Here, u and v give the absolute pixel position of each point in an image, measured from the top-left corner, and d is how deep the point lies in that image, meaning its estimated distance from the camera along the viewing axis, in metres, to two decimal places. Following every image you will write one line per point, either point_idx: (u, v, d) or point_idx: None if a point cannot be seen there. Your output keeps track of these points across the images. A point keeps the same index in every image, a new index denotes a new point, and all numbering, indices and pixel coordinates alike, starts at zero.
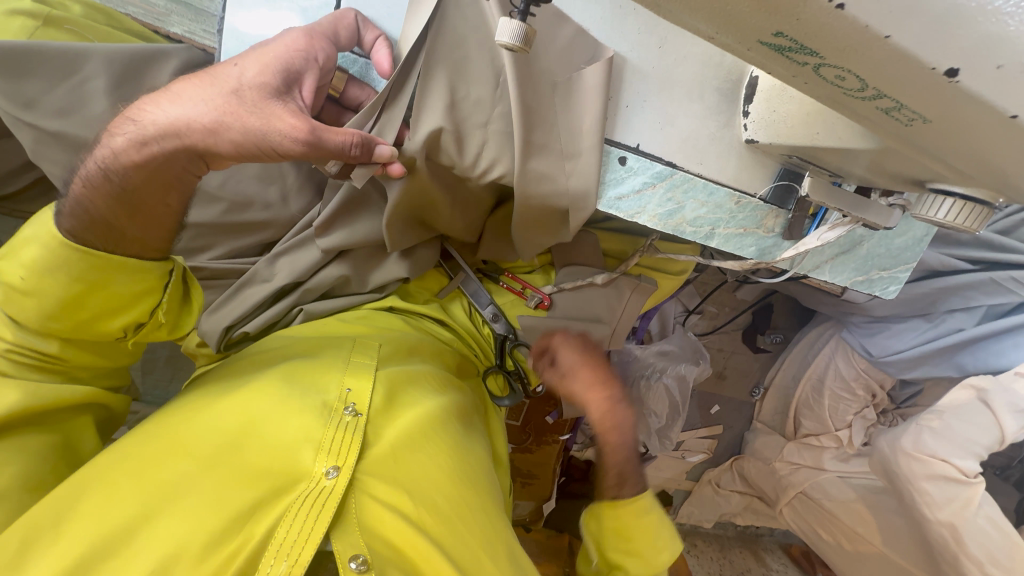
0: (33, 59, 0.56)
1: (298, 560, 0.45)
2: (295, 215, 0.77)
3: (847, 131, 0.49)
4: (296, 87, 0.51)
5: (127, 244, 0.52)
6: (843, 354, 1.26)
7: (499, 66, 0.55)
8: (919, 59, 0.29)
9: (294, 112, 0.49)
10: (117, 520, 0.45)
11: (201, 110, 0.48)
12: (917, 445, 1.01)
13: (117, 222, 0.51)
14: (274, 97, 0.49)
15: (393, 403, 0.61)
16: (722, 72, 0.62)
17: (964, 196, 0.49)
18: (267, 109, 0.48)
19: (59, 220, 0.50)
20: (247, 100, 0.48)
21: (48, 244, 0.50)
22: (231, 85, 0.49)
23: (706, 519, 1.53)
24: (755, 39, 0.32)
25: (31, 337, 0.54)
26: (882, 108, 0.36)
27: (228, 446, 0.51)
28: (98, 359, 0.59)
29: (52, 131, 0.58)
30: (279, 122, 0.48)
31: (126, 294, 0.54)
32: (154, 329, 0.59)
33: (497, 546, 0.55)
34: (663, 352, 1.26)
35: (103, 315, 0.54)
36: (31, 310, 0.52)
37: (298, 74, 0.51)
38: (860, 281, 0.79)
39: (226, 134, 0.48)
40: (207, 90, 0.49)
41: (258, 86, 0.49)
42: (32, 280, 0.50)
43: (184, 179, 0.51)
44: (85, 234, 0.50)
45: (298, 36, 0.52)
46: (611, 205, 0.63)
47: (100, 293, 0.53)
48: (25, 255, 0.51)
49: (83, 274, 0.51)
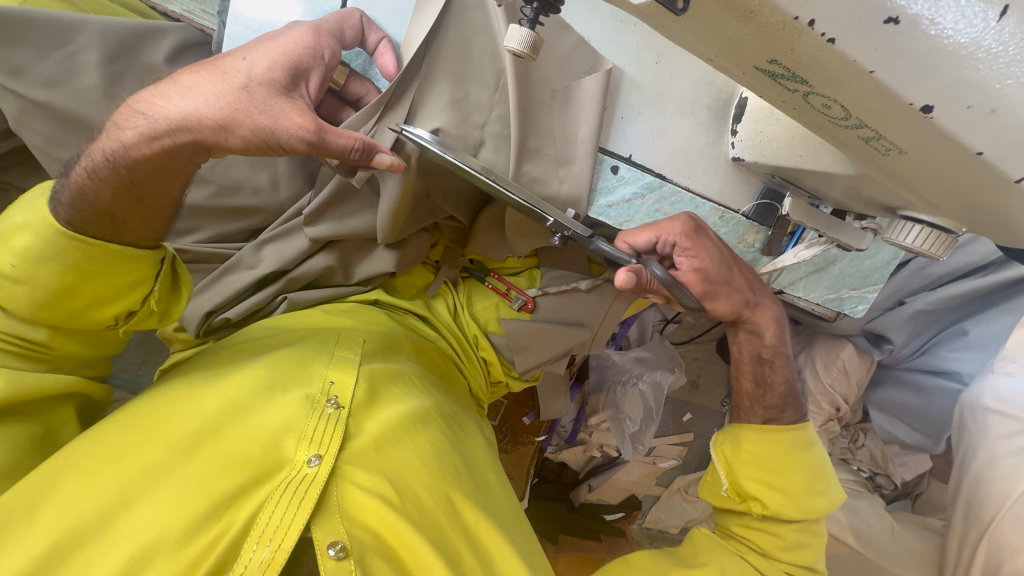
0: (24, 27, 0.55)
1: (283, 544, 0.45)
2: (284, 203, 0.77)
3: (830, 157, 0.52)
4: (302, 83, 0.52)
5: (124, 235, 0.52)
6: (810, 371, 1.24)
7: (500, 70, 0.56)
8: (902, 96, 0.31)
9: (302, 110, 0.49)
10: (99, 506, 0.45)
11: (211, 104, 0.48)
12: (998, 398, 0.92)
13: (120, 214, 0.51)
14: (282, 93, 0.50)
15: (375, 397, 0.61)
16: (713, 91, 0.65)
17: (931, 224, 0.53)
18: (276, 105, 0.49)
19: (56, 208, 0.49)
20: (257, 97, 0.48)
21: (43, 232, 0.49)
22: (240, 79, 0.49)
23: (671, 524, 1.58)
24: (751, 65, 0.34)
25: (19, 324, 0.53)
26: (862, 137, 0.38)
27: (210, 433, 0.51)
28: (85, 349, 0.58)
29: (39, 101, 0.56)
30: (286, 119, 0.48)
31: (120, 284, 0.53)
32: (145, 318, 0.58)
33: (473, 537, 0.56)
34: (640, 358, 1.32)
35: (96, 304, 0.53)
36: (22, 299, 0.51)
37: (304, 71, 0.52)
38: (831, 299, 0.83)
39: (236, 132, 0.49)
40: (216, 84, 0.49)
41: (267, 82, 0.49)
42: (24, 268, 0.50)
43: (186, 169, 0.52)
44: (82, 221, 0.50)
45: (306, 33, 0.52)
46: (600, 212, 0.64)
47: (94, 281, 0.52)
48: (17, 243, 0.50)
49: (79, 264, 0.50)
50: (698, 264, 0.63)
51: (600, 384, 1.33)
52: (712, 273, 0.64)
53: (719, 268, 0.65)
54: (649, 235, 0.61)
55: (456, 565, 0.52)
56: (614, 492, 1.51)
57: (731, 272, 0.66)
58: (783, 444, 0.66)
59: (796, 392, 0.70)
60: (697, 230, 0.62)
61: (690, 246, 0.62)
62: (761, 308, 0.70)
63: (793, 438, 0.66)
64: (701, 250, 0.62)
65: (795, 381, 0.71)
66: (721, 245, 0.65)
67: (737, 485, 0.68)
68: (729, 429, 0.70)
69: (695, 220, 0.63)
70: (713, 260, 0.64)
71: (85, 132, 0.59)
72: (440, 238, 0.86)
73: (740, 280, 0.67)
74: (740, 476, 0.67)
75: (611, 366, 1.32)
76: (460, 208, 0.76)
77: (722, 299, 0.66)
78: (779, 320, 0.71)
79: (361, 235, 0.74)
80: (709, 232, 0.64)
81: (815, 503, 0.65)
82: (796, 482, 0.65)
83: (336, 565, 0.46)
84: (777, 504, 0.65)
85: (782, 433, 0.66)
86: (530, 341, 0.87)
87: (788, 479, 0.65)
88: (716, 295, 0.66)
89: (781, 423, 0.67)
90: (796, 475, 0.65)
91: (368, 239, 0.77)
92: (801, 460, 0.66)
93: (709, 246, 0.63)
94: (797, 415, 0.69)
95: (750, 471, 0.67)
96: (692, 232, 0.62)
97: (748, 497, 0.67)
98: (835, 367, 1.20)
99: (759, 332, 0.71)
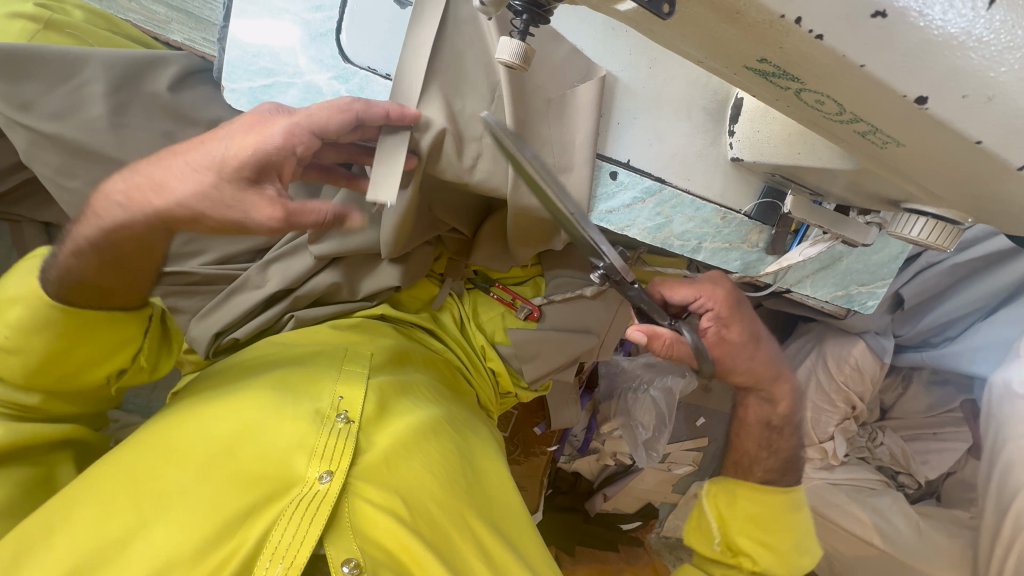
0: (33, 62, 0.56)
1: (294, 561, 0.45)
2: (288, 222, 0.78)
3: (829, 153, 0.51)
4: (273, 173, 0.49)
5: (111, 302, 0.56)
6: (822, 368, 1.29)
7: (494, 84, 0.58)
8: (894, 88, 0.31)
9: (271, 199, 0.48)
10: (113, 531, 0.45)
11: (185, 191, 0.48)
12: None
13: (106, 283, 0.54)
14: (250, 185, 0.48)
15: (386, 410, 0.61)
16: (709, 93, 0.65)
17: (935, 216, 0.52)
18: (246, 199, 0.48)
19: (45, 285, 0.53)
20: (226, 191, 0.48)
21: (34, 304, 0.53)
22: (213, 163, 0.48)
23: None
24: (741, 64, 0.35)
25: (11, 389, 0.57)
26: (858, 132, 0.38)
27: (222, 453, 0.51)
28: (73, 407, 0.62)
29: (47, 133, 0.58)
30: (258, 208, 0.48)
31: (105, 347, 0.58)
32: (136, 373, 0.64)
33: (487, 552, 0.55)
34: (650, 363, 1.28)
35: (86, 367, 0.58)
36: (13, 366, 0.55)
37: (275, 164, 0.48)
38: (840, 296, 0.81)
39: (204, 222, 0.50)
40: (197, 174, 0.48)
41: (234, 178, 0.48)
42: (16, 337, 0.53)
43: (159, 245, 0.54)
44: (69, 295, 0.54)
45: (282, 128, 0.48)
46: (601, 218, 0.64)
47: (82, 348, 0.56)
48: (11, 316, 0.54)
49: (62, 326, 0.54)
50: (729, 332, 0.68)
51: (610, 391, 1.40)
52: (735, 340, 0.68)
53: (746, 340, 0.70)
54: (692, 292, 0.67)
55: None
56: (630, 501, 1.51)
57: (749, 344, 0.70)
58: (777, 507, 0.66)
59: (797, 460, 0.69)
60: (735, 304, 0.69)
61: (717, 310, 0.68)
62: (779, 378, 0.71)
63: (786, 500, 0.67)
64: (732, 320, 0.69)
65: (796, 451, 0.70)
66: (739, 321, 0.70)
67: (729, 542, 0.68)
68: (724, 484, 0.70)
69: (728, 291, 0.69)
70: (740, 328, 0.69)
71: (93, 161, 0.60)
72: (444, 251, 0.87)
73: (755, 353, 0.70)
74: (733, 535, 0.67)
75: (620, 372, 1.38)
76: (461, 220, 0.77)
77: (739, 370, 0.68)
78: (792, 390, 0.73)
79: (365, 251, 0.75)
80: (737, 307, 0.70)
81: (801, 560, 0.66)
82: (785, 546, 0.66)
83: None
84: (767, 563, 0.65)
85: (778, 495, 0.66)
86: (540, 351, 0.86)
87: (778, 539, 0.66)
88: (738, 364, 0.68)
89: (781, 485, 0.67)
90: (785, 535, 0.66)
91: (372, 255, 0.78)
92: (791, 522, 0.67)
93: (741, 319, 0.70)
94: (794, 477, 0.68)
95: (741, 525, 0.67)
96: (724, 301, 0.68)
97: (740, 552, 0.67)
98: None
99: (773, 401, 0.70)
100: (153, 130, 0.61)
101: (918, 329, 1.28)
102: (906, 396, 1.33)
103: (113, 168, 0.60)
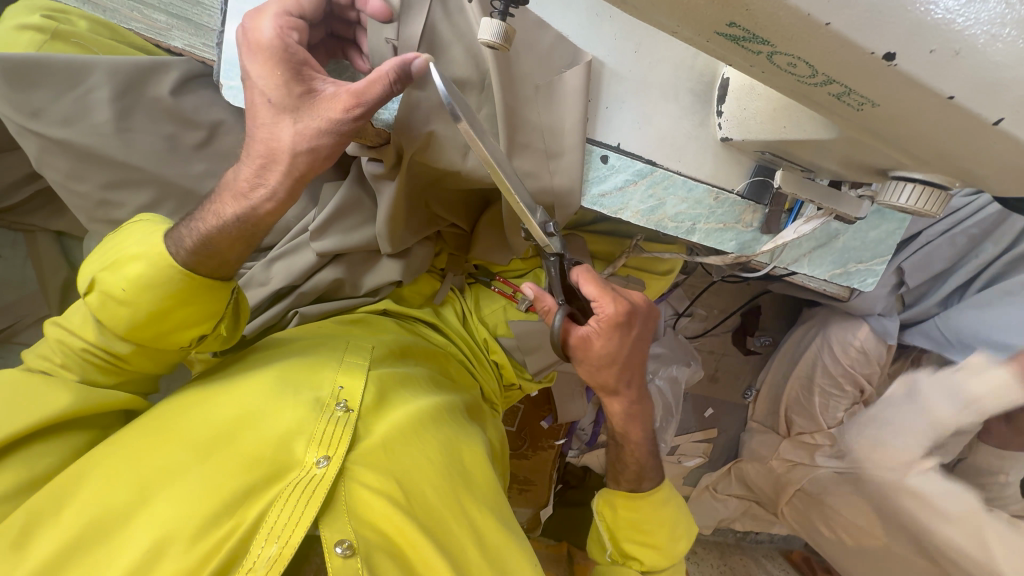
0: (41, 71, 0.59)
1: (289, 540, 0.46)
2: (290, 221, 0.81)
3: (811, 124, 0.53)
4: (306, 77, 0.51)
5: (211, 272, 0.54)
6: (828, 352, 1.33)
7: (484, 72, 0.59)
8: (860, 44, 0.32)
9: (336, 97, 0.50)
10: (120, 505, 0.47)
11: (283, 135, 0.51)
12: None
13: (231, 256, 0.54)
14: (304, 93, 0.51)
15: (385, 399, 0.62)
16: (696, 74, 0.66)
17: (923, 181, 0.51)
18: (315, 107, 0.50)
19: (166, 245, 0.53)
20: (299, 111, 0.50)
21: (154, 265, 0.52)
22: (274, 101, 0.51)
23: (704, 525, 1.62)
24: (712, 31, 0.37)
25: (109, 340, 0.56)
26: (833, 95, 0.39)
27: (225, 438, 0.52)
28: (149, 367, 0.60)
29: (57, 139, 0.60)
30: (330, 111, 0.50)
31: (198, 314, 0.55)
32: (212, 343, 0.60)
33: (479, 537, 0.56)
34: (655, 354, 1.29)
35: (175, 330, 0.55)
36: (121, 318, 0.54)
37: (298, 65, 0.51)
38: (839, 274, 0.81)
39: (306, 154, 0.51)
40: (277, 116, 0.51)
41: (290, 96, 0.51)
42: (130, 293, 0.52)
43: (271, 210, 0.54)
44: (192, 264, 0.53)
45: (264, 38, 0.51)
46: (594, 202, 0.65)
47: (177, 311, 0.54)
48: (125, 271, 0.53)
49: (175, 290, 0.53)
50: (609, 348, 0.60)
51: None
52: (611, 355, 0.61)
53: (624, 360, 0.63)
54: (591, 293, 0.59)
55: (460, 565, 0.53)
56: None
57: (616, 369, 0.63)
58: (653, 508, 0.72)
59: (647, 469, 0.73)
60: (621, 325, 0.59)
61: (604, 330, 0.59)
62: (622, 399, 0.68)
63: (657, 499, 0.73)
64: (613, 339, 0.60)
65: (647, 462, 0.74)
66: (612, 337, 0.60)
67: (619, 545, 0.73)
68: (606, 493, 0.75)
69: (627, 313, 0.59)
70: (624, 348, 0.62)
71: (102, 165, 0.63)
72: (443, 246, 0.88)
73: (619, 375, 0.64)
74: (621, 539, 0.73)
75: None
76: (458, 213, 0.79)
77: (598, 377, 0.64)
78: (633, 416, 0.71)
79: (366, 247, 0.77)
80: (631, 331, 0.61)
81: (677, 546, 0.73)
82: (662, 543, 0.72)
83: (342, 562, 0.47)
84: (653, 561, 0.71)
85: (649, 499, 0.72)
86: (541, 342, 0.88)
87: (659, 536, 0.72)
88: (594, 372, 0.63)
89: (647, 488, 0.73)
90: (663, 531, 0.72)
91: (372, 250, 0.79)
92: (664, 517, 0.73)
93: (624, 340, 0.61)
94: (654, 480, 0.74)
95: (627, 532, 0.72)
96: (618, 324, 0.59)
97: (630, 558, 0.72)
98: (852, 349, 1.28)
99: (620, 417, 0.71)
100: (157, 134, 0.65)
101: (919, 310, 1.29)
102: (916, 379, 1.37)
103: (124, 171, 0.64)
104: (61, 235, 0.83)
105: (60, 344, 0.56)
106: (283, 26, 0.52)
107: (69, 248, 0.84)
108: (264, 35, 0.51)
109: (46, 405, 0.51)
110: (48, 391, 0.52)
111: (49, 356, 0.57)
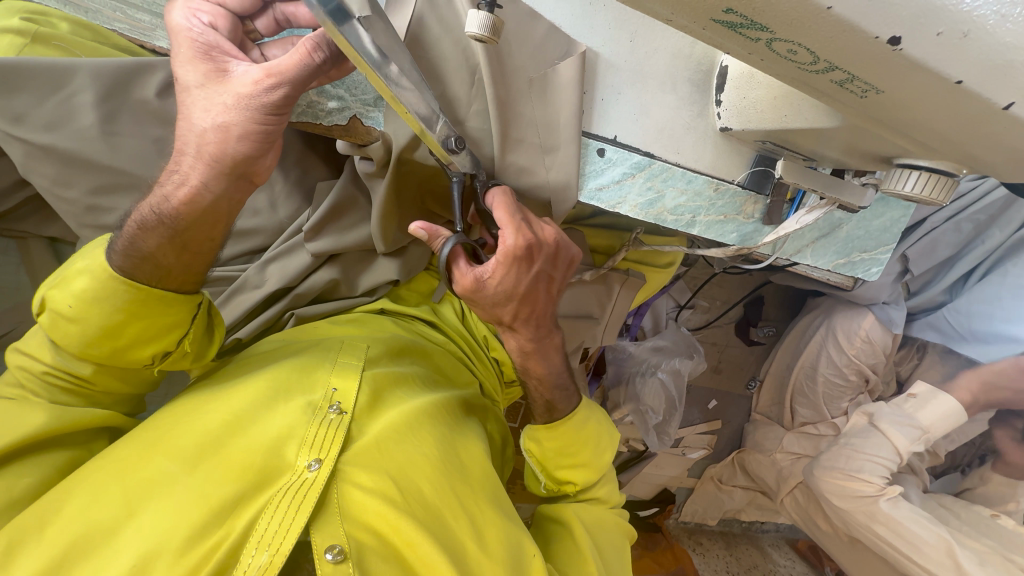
0: (22, 75, 0.58)
1: (280, 549, 0.46)
2: (283, 222, 0.79)
3: (814, 112, 0.51)
4: (218, 54, 0.50)
5: (169, 281, 0.53)
6: (834, 342, 1.32)
7: (474, 67, 0.57)
8: (863, 29, 0.31)
9: (248, 70, 0.49)
10: (104, 518, 0.46)
11: (207, 119, 0.50)
12: None
13: (167, 261, 0.52)
14: (215, 70, 0.50)
15: (378, 400, 0.61)
16: (693, 64, 0.65)
17: (929, 168, 0.49)
18: (224, 84, 0.49)
19: (112, 256, 0.52)
20: (210, 90, 0.49)
21: (101, 277, 0.51)
22: (188, 84, 0.50)
23: (710, 516, 1.65)
24: (708, 18, 0.35)
25: (68, 360, 0.55)
26: (835, 81, 0.38)
27: (214, 446, 0.51)
28: (122, 386, 0.59)
29: (42, 144, 0.60)
30: (239, 86, 0.48)
31: (160, 325, 0.54)
32: (180, 359, 0.58)
33: (477, 533, 0.56)
34: (658, 347, 1.28)
35: (136, 344, 0.54)
36: (74, 337, 0.53)
37: (212, 45, 0.50)
38: (842, 264, 0.80)
39: (235, 134, 0.49)
40: (199, 101, 0.50)
41: (202, 78, 0.50)
42: (80, 308, 0.51)
43: (230, 210, 0.54)
44: (131, 267, 0.52)
45: (177, 20, 0.50)
46: (591, 197, 0.64)
47: (137, 323, 0.53)
48: (76, 286, 0.52)
49: (128, 305, 0.52)
50: (507, 282, 0.57)
51: (619, 377, 1.29)
52: (508, 290, 0.57)
53: (525, 294, 0.59)
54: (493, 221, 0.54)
55: (460, 561, 0.53)
56: (645, 486, 1.58)
57: (513, 307, 0.60)
58: (571, 430, 0.72)
59: (562, 397, 0.72)
60: (520, 259, 0.55)
61: (498, 268, 0.55)
62: (528, 334, 0.64)
63: (576, 418, 0.72)
64: (509, 276, 0.56)
65: (559, 395, 0.72)
66: (508, 275, 0.56)
67: (552, 476, 0.74)
68: (527, 432, 0.74)
69: (528, 249, 0.55)
70: (523, 283, 0.58)
71: (91, 170, 0.62)
72: None
73: (518, 312, 0.61)
74: (552, 468, 0.73)
75: (628, 357, 1.28)
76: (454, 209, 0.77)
77: (497, 311, 0.60)
78: (539, 350, 0.67)
79: (362, 246, 0.76)
80: (532, 267, 0.57)
81: (604, 457, 0.74)
82: (593, 454, 0.73)
83: (333, 568, 0.47)
84: (585, 479, 0.72)
85: (570, 423, 0.71)
86: None
87: (587, 454, 0.72)
88: (491, 308, 0.59)
89: (560, 416, 0.72)
90: (591, 448, 0.73)
91: (368, 250, 0.78)
92: (587, 437, 0.73)
93: (522, 275, 0.57)
94: (574, 401, 0.74)
95: (556, 459, 0.72)
96: (515, 261, 0.55)
97: (562, 482, 0.73)
98: (858, 339, 1.28)
99: (527, 354, 0.67)
100: (144, 137, 0.64)
101: (923, 299, 1.30)
102: (922, 366, 1.37)
103: (112, 176, 0.64)
104: (54, 241, 0.83)
105: (24, 371, 0.56)
106: (192, 9, 0.51)
107: (63, 253, 0.84)
108: (178, 23, 0.50)
109: (17, 425, 0.50)
110: (19, 413, 0.51)
111: (17, 384, 0.57)
